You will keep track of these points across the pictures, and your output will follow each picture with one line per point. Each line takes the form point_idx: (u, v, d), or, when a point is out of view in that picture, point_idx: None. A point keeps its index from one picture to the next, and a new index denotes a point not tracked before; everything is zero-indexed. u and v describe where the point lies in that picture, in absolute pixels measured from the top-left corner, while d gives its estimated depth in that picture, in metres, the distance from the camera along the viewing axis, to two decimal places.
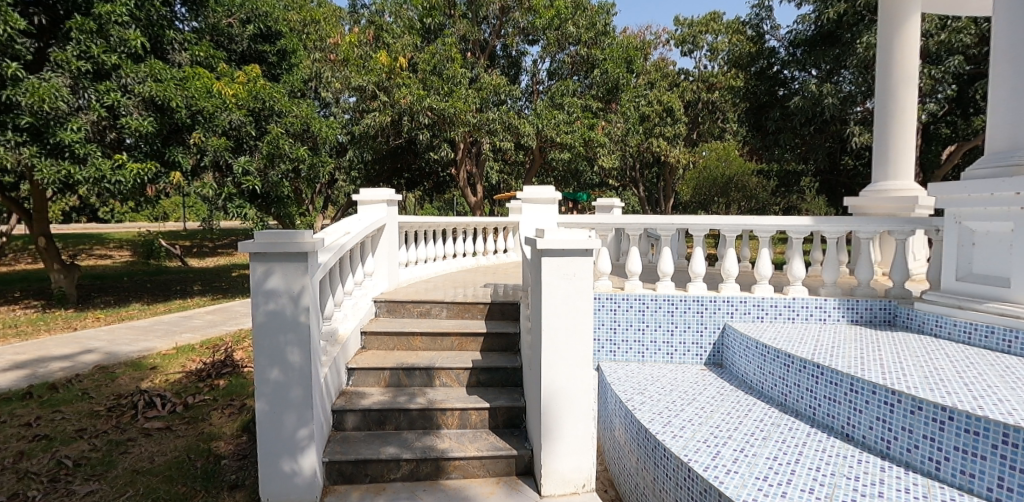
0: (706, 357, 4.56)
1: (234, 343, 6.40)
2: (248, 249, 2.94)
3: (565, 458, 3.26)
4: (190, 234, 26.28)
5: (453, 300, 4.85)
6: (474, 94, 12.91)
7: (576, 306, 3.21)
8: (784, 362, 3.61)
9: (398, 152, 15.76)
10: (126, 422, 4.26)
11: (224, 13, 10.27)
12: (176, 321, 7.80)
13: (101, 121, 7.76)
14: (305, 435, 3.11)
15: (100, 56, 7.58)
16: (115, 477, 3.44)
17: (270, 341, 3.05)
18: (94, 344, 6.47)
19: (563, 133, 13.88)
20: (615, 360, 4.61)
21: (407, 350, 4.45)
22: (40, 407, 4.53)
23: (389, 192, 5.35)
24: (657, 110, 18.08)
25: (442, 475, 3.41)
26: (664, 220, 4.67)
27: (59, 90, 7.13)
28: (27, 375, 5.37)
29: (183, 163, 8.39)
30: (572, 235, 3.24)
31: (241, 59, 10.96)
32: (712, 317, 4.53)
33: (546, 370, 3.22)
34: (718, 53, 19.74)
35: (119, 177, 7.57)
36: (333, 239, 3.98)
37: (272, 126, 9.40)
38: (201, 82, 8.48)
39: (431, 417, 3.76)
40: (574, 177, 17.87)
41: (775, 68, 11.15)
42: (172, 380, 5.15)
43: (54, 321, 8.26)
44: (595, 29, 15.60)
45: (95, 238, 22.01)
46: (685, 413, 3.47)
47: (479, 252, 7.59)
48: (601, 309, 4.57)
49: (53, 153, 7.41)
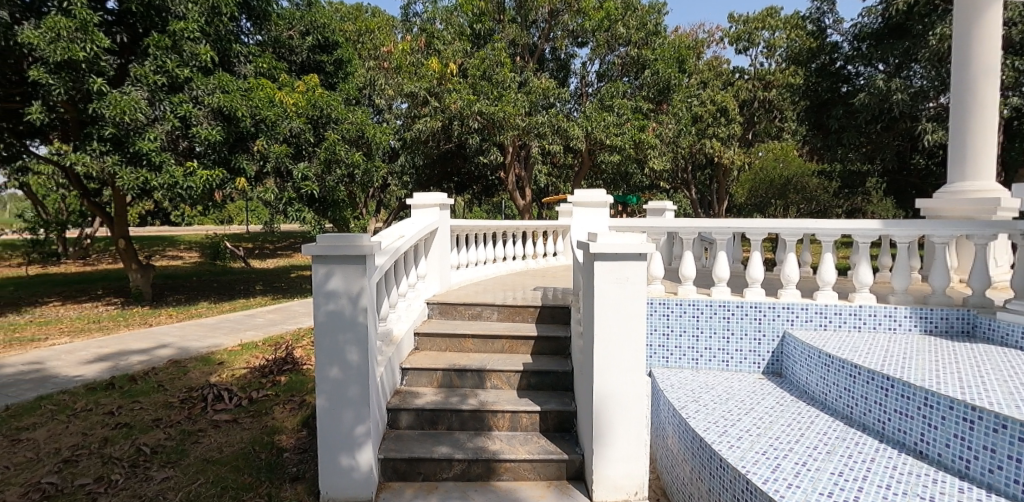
0: (764, 365, 4.39)
1: (294, 341, 6.67)
2: (310, 252, 3.07)
3: (617, 464, 3.22)
4: (252, 236, 27.63)
5: (503, 302, 4.88)
6: (523, 98, 13.01)
7: (628, 312, 3.17)
8: (849, 373, 3.44)
9: (447, 157, 16.06)
10: (197, 414, 4.52)
11: (286, 26, 10.77)
12: (240, 320, 8.21)
13: (174, 131, 8.24)
14: (363, 432, 3.22)
15: (174, 70, 8.09)
16: (187, 465, 3.67)
17: (330, 341, 3.17)
18: (168, 340, 6.91)
19: (613, 135, 13.69)
20: (667, 367, 4.52)
21: (459, 352, 4.51)
22: (121, 397, 4.88)
23: (441, 196, 5.42)
24: (710, 110, 17.74)
25: (494, 476, 3.44)
26: (720, 224, 4.52)
27: (138, 103, 7.63)
28: (110, 367, 5.80)
29: (247, 169, 8.82)
30: (626, 239, 3.21)
31: (301, 69, 11.44)
32: (771, 324, 4.36)
33: (598, 374, 3.20)
34: (776, 49, 19.02)
35: (190, 183, 8.04)
36: (389, 242, 4.09)
37: (330, 133, 9.80)
38: (264, 93, 8.90)
39: (482, 419, 3.80)
40: (623, 180, 17.68)
41: (837, 64, 10.66)
42: (238, 375, 5.43)
43: (133, 317, 8.86)
44: (646, 30, 15.40)
45: (168, 240, 23.54)
46: (743, 423, 3.36)
47: (528, 255, 7.57)
48: (654, 314, 4.50)
49: (133, 162, 7.97)
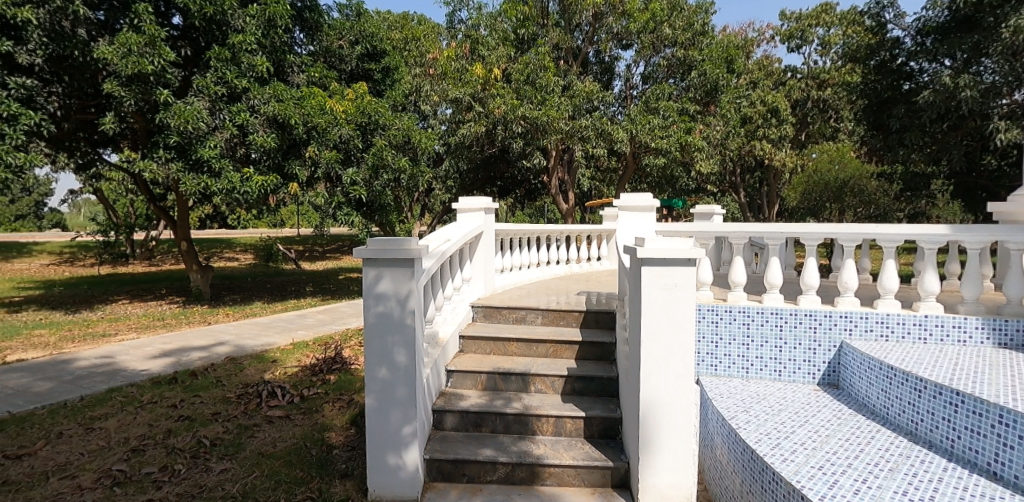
0: (819, 376, 4.21)
1: (343, 341, 6.88)
2: (361, 255, 3.16)
3: (664, 473, 3.16)
4: (303, 239, 28.69)
5: (548, 307, 4.87)
6: (567, 102, 12.99)
7: (676, 318, 3.11)
8: (913, 386, 3.25)
9: (491, 161, 16.21)
10: (253, 409, 4.72)
11: (336, 36, 11.15)
12: (292, 319, 8.54)
13: (233, 139, 8.65)
14: (409, 432, 3.28)
15: (233, 81, 8.50)
16: (243, 458, 3.83)
17: (379, 342, 3.25)
18: (226, 338, 7.25)
19: (659, 138, 13.47)
20: (716, 375, 4.40)
21: (503, 356, 4.54)
22: (184, 391, 5.16)
23: (487, 200, 5.47)
24: (760, 111, 17.24)
25: (538, 480, 3.43)
26: (772, 229, 4.37)
27: (199, 112, 8.06)
28: (174, 362, 6.14)
29: (300, 175, 9.17)
30: (674, 244, 3.15)
31: (350, 77, 11.81)
32: (827, 334, 4.17)
33: (645, 381, 3.15)
34: (831, 46, 18.26)
35: (246, 188, 8.42)
36: (436, 246, 4.16)
37: (377, 139, 10.07)
38: (316, 101, 9.23)
39: (526, 422, 3.80)
40: (668, 183, 17.37)
41: (899, 60, 10.11)
42: (290, 373, 5.64)
43: (194, 316, 9.35)
44: (693, 30, 15.09)
45: (226, 242, 24.74)
46: (797, 436, 3.23)
47: (572, 259, 7.54)
48: (702, 321, 4.40)
49: (195, 169, 8.42)
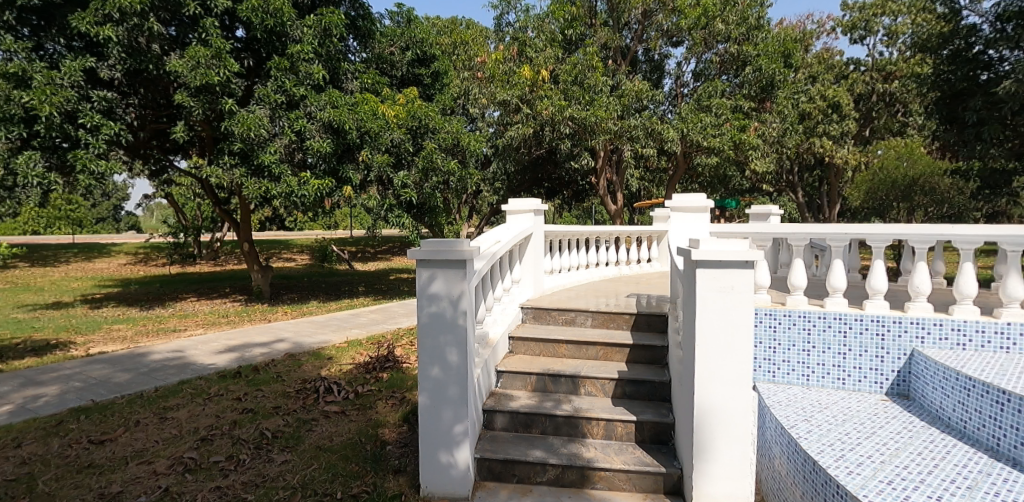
0: (888, 386, 3.98)
1: (394, 340, 7.06)
2: (415, 256, 3.24)
3: (719, 482, 3.07)
4: (356, 240, 29.66)
5: (598, 309, 4.83)
6: (615, 102, 12.86)
7: (733, 322, 3.02)
8: (995, 399, 3.02)
9: (538, 163, 16.24)
10: (310, 404, 4.92)
11: (388, 43, 11.47)
12: (345, 318, 8.84)
13: (291, 144, 9.04)
14: (461, 431, 3.33)
15: (292, 89, 8.89)
16: (303, 450, 4.00)
17: (431, 342, 3.32)
18: (285, 335, 7.59)
19: (711, 136, 13.11)
20: (774, 382, 4.24)
21: (552, 357, 4.53)
22: (247, 385, 5.44)
23: (536, 202, 5.47)
24: (819, 107, 16.54)
25: (588, 484, 3.41)
26: (836, 231, 4.17)
27: (261, 120, 8.47)
28: (238, 357, 6.48)
29: (353, 178, 9.48)
30: (730, 245, 3.06)
31: (402, 83, 12.11)
32: (897, 341, 3.93)
33: (699, 386, 3.07)
34: (898, 37, 17.26)
35: (304, 191, 8.78)
36: (486, 247, 4.20)
37: (427, 142, 10.27)
38: (369, 106, 9.53)
39: (576, 425, 3.78)
40: (721, 182, 16.88)
41: (975, 48, 9.44)
42: (345, 370, 5.84)
43: (255, 313, 9.83)
44: (747, 24, 14.60)
45: (284, 243, 25.91)
46: (863, 448, 3.06)
47: (621, 261, 7.44)
48: (759, 326, 4.25)
49: (257, 174, 8.86)
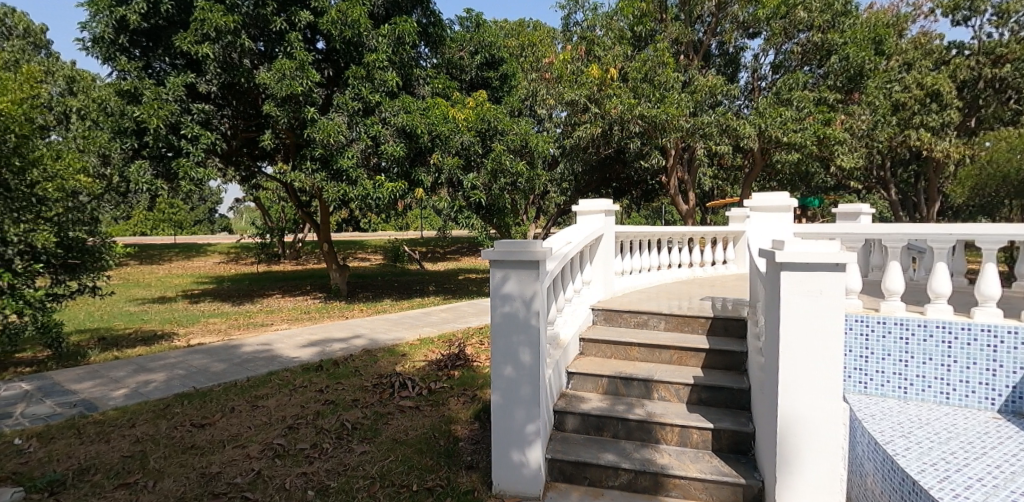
0: (1001, 402, 3.60)
1: (464, 339, 7.23)
2: (489, 257, 3.31)
3: (804, 496, 2.91)
4: (426, 241, 30.57)
5: (671, 312, 4.72)
6: (687, 98, 12.49)
7: (820, 328, 2.86)
8: None
9: (606, 162, 16.03)
10: (386, 398, 5.14)
11: (458, 48, 11.76)
12: (417, 316, 9.14)
13: (366, 149, 9.47)
14: (533, 430, 3.36)
15: (368, 96, 9.31)
16: (380, 442, 4.19)
17: (504, 342, 3.38)
18: (362, 331, 7.96)
19: (791, 131, 12.41)
20: (866, 394, 3.96)
21: (624, 360, 4.48)
22: (329, 377, 5.76)
23: (607, 202, 5.42)
24: (916, 96, 15.22)
25: (661, 491, 3.34)
26: (938, 231, 3.83)
27: (339, 126, 8.94)
28: (320, 351, 6.88)
29: (424, 181, 9.78)
30: (819, 246, 2.89)
31: (471, 86, 12.35)
32: (1011, 354, 3.55)
33: (783, 394, 2.93)
34: (1011, 15, 15.55)
35: (378, 194, 9.17)
36: (558, 248, 4.21)
37: (496, 144, 10.41)
38: (439, 111, 9.80)
39: (649, 430, 3.72)
40: (802, 180, 15.92)
41: None
42: (418, 367, 6.06)
43: (333, 310, 10.38)
44: (832, 11, 13.69)
45: (359, 243, 27.15)
46: (972, 470, 2.80)
47: (695, 262, 7.19)
48: (850, 333, 3.99)
49: (336, 178, 9.36)
